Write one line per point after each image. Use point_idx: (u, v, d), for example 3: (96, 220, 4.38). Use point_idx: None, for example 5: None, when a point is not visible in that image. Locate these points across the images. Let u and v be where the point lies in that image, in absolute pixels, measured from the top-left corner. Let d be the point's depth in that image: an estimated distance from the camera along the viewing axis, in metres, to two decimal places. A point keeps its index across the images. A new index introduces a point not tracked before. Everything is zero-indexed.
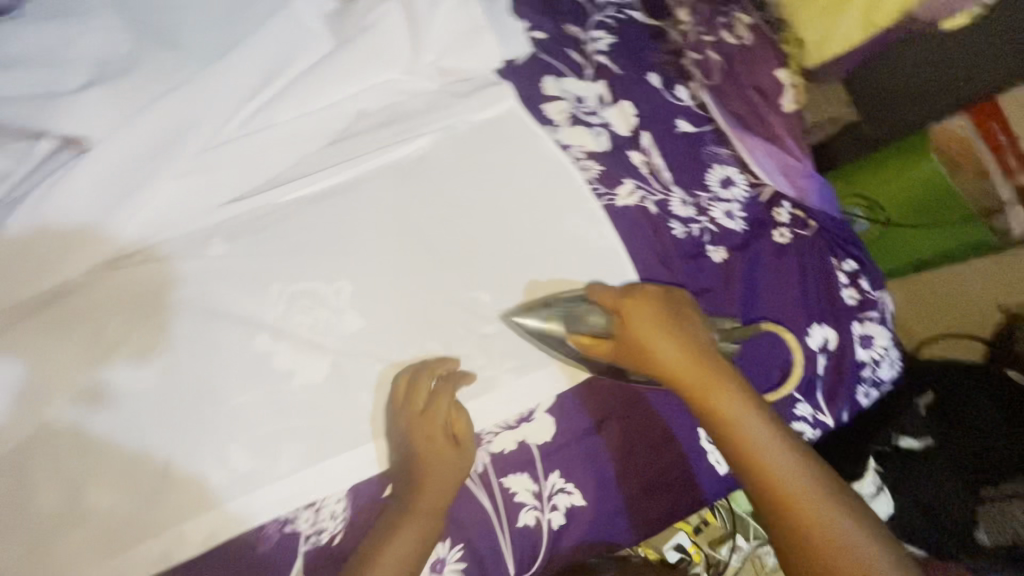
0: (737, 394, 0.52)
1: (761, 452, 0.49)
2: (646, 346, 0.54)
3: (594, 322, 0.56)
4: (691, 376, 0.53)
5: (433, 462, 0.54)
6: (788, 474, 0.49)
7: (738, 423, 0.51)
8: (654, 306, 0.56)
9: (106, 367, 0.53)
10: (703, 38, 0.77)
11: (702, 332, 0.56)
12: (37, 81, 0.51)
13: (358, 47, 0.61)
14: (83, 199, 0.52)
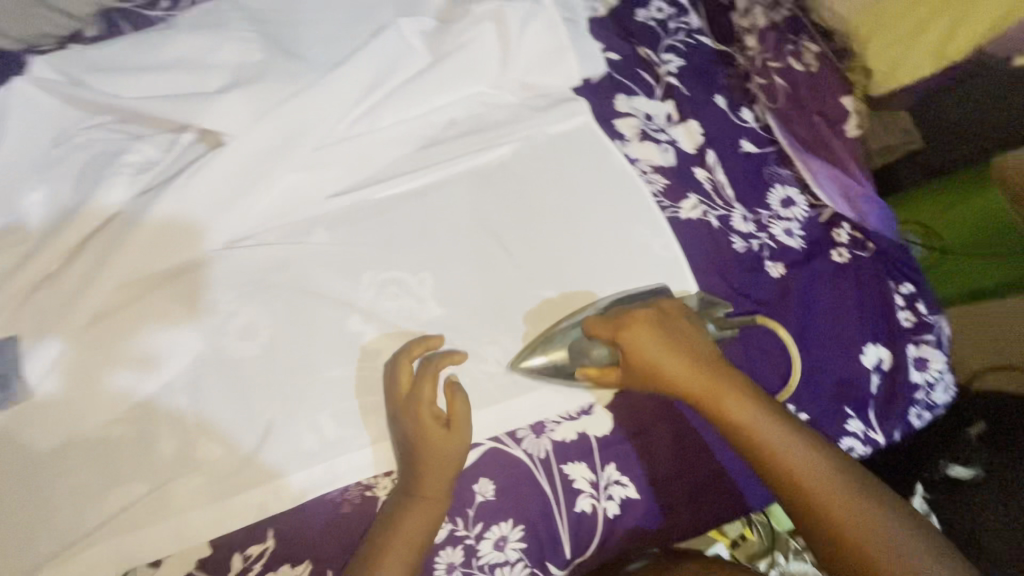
0: (749, 399, 0.56)
1: (778, 454, 0.53)
2: (651, 370, 0.57)
3: (601, 354, 0.60)
4: (700, 389, 0.57)
5: (431, 450, 0.55)
6: (807, 472, 0.52)
7: (754, 427, 0.54)
8: (646, 330, 0.58)
9: (221, 334, 0.58)
10: (770, 64, 0.79)
11: (707, 345, 0.59)
12: (188, 82, 0.59)
13: (453, 63, 0.67)
14: (214, 183, 0.57)
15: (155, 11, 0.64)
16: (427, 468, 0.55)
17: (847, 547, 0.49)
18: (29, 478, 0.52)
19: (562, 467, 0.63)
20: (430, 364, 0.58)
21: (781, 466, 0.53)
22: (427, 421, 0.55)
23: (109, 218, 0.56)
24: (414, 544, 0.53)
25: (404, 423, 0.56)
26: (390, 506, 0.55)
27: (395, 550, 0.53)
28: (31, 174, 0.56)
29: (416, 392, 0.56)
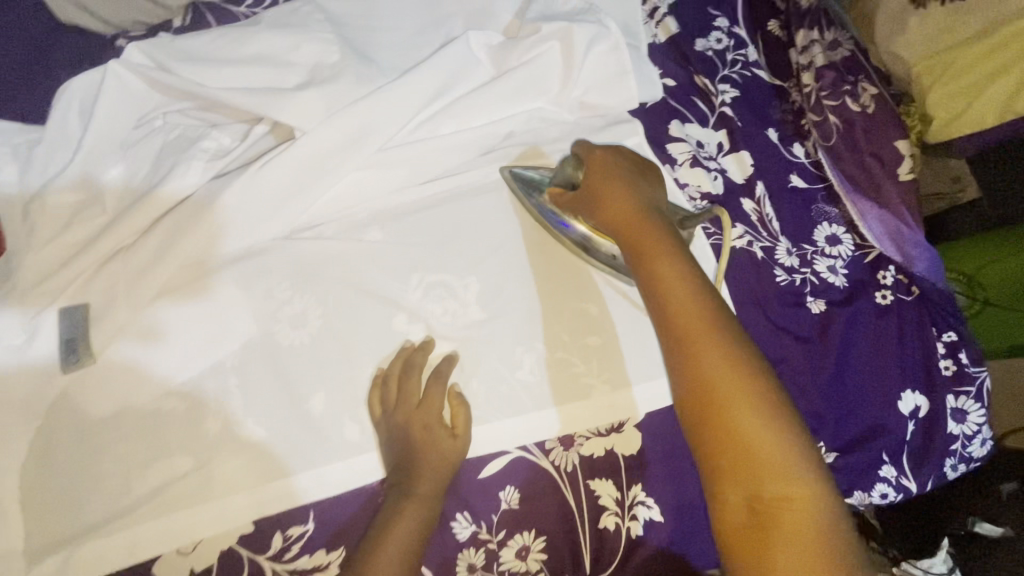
0: (679, 254, 0.49)
1: (682, 310, 0.46)
2: (599, 199, 0.55)
3: (568, 176, 0.60)
4: (629, 230, 0.52)
5: (433, 453, 0.57)
6: (709, 340, 0.44)
7: (669, 275, 0.48)
8: (609, 166, 0.56)
9: (273, 320, 0.60)
10: (825, 101, 0.79)
11: (654, 200, 0.55)
12: (267, 77, 0.62)
13: (516, 77, 0.69)
14: (284, 176, 0.60)
15: (239, 7, 0.68)
16: (426, 467, 0.56)
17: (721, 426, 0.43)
18: (83, 443, 0.54)
19: (589, 482, 0.63)
20: (434, 371, 0.60)
21: (684, 325, 0.46)
22: (431, 420, 0.58)
23: (180, 199, 0.58)
24: (408, 543, 0.53)
25: (406, 427, 0.57)
26: (385, 507, 0.55)
27: (391, 545, 0.53)
28: (115, 153, 0.59)
29: (422, 396, 0.59)
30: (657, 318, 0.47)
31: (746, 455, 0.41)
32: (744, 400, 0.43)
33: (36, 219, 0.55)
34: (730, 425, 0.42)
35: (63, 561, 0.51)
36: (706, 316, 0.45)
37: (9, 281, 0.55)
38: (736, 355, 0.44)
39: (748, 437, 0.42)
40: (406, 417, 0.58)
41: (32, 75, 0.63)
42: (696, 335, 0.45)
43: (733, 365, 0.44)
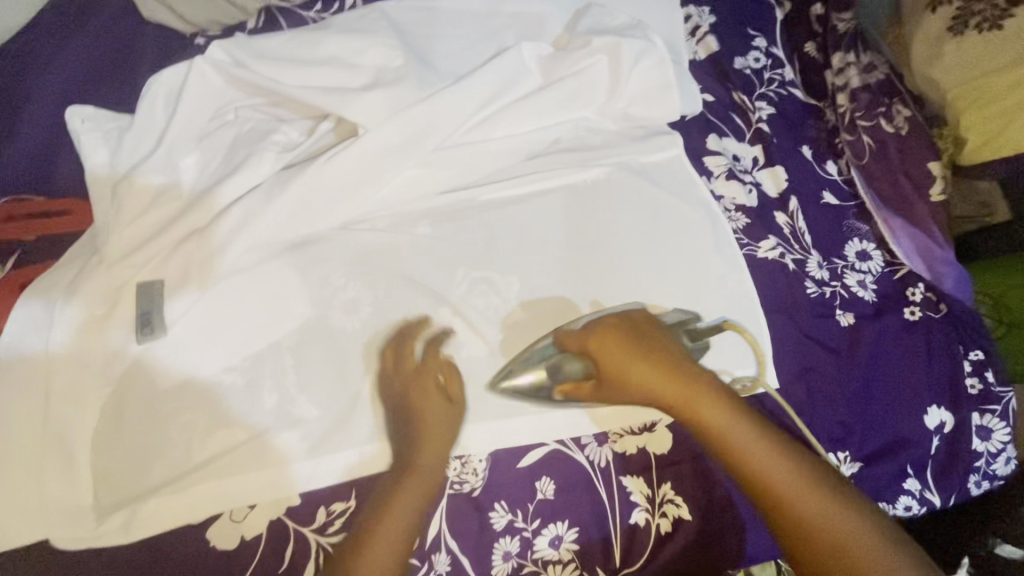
0: (714, 398, 0.55)
1: (767, 469, 0.52)
2: (623, 373, 0.55)
3: (574, 368, 0.57)
4: (666, 392, 0.55)
5: (430, 423, 0.58)
6: (775, 466, 0.53)
7: (720, 427, 0.54)
8: (612, 336, 0.57)
9: (328, 305, 0.63)
10: (859, 121, 0.82)
11: (672, 349, 0.58)
12: (335, 77, 0.66)
13: (564, 87, 0.73)
14: (348, 170, 0.64)
15: (309, 12, 0.72)
16: (426, 442, 0.57)
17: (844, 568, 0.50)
18: (150, 408, 0.57)
19: (620, 477, 0.65)
20: (428, 346, 0.62)
21: (751, 467, 0.53)
22: (427, 389, 0.59)
23: (251, 188, 0.62)
24: (406, 517, 0.55)
25: (404, 394, 0.59)
26: (387, 480, 0.57)
27: (391, 522, 0.54)
28: (191, 142, 0.63)
29: (416, 366, 0.61)
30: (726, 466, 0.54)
31: (849, 556, 0.50)
32: (832, 512, 0.51)
33: (122, 199, 0.58)
34: (824, 535, 0.50)
35: (129, 518, 0.54)
36: (765, 447, 0.53)
37: (96, 255, 0.58)
38: (797, 470, 0.53)
39: (839, 538, 0.50)
40: (404, 385, 0.60)
41: (122, 67, 0.67)
42: (766, 473, 0.52)
43: (798, 485, 0.52)
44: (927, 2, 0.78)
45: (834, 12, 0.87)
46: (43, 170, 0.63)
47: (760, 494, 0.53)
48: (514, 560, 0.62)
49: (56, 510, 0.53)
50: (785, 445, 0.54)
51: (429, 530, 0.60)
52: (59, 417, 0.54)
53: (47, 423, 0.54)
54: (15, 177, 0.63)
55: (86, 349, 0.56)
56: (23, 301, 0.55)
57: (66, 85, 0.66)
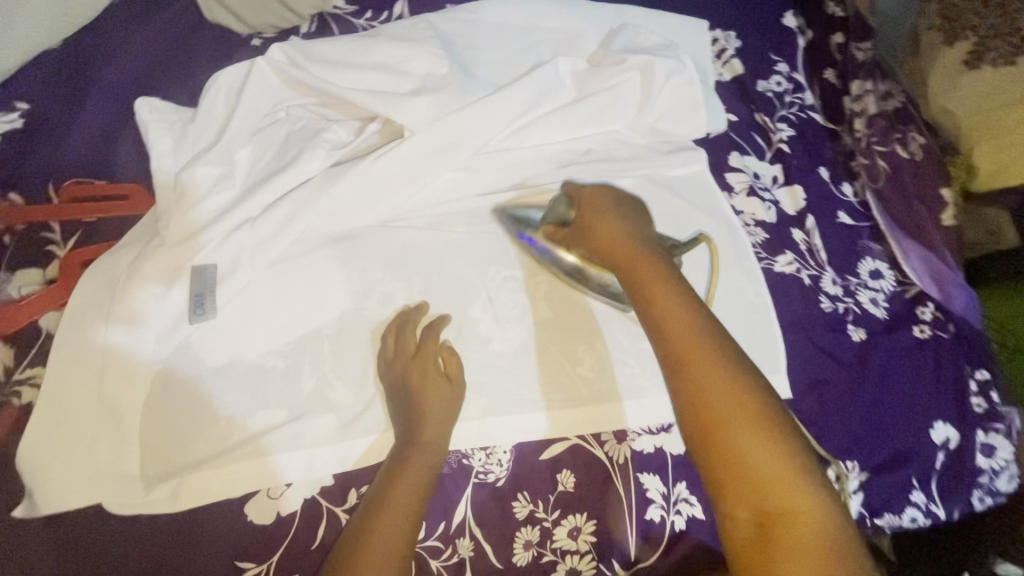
0: (667, 273, 0.53)
1: (687, 342, 0.49)
2: (591, 226, 0.58)
3: (561, 215, 0.64)
4: (618, 254, 0.56)
5: (430, 403, 0.60)
6: (709, 371, 0.48)
7: (671, 312, 0.51)
8: (602, 206, 0.60)
9: (367, 295, 0.66)
10: (875, 147, 0.86)
11: (642, 233, 0.58)
12: (384, 82, 0.70)
13: (596, 101, 0.77)
14: (392, 170, 0.67)
15: (359, 20, 0.76)
16: (424, 420, 0.59)
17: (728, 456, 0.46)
18: (198, 386, 0.60)
19: (637, 474, 0.67)
20: (428, 331, 0.64)
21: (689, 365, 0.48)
22: (428, 371, 0.61)
23: (302, 182, 0.66)
24: (416, 492, 0.56)
25: (404, 375, 0.61)
26: (392, 459, 0.58)
27: (399, 495, 0.55)
28: (245, 136, 0.66)
29: (417, 348, 0.62)
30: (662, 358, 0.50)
31: (730, 445, 0.46)
32: (740, 406, 0.47)
33: (184, 184, 0.62)
34: (730, 454, 0.46)
35: (176, 488, 0.56)
36: (713, 352, 0.49)
37: (155, 237, 0.61)
38: (735, 385, 0.47)
39: (750, 461, 0.46)
40: (405, 368, 0.61)
41: (182, 62, 0.71)
42: (700, 377, 0.48)
43: (714, 364, 0.48)
44: (944, 37, 0.84)
45: (855, 42, 0.91)
46: (102, 153, 0.65)
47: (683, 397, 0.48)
48: (534, 549, 0.64)
49: (106, 477, 0.55)
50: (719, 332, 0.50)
51: (455, 516, 0.63)
52: (113, 388, 0.57)
53: (101, 393, 0.56)
54: (75, 160, 0.64)
55: (140, 325, 0.58)
56: (87, 275, 0.59)
57: (128, 77, 0.69)
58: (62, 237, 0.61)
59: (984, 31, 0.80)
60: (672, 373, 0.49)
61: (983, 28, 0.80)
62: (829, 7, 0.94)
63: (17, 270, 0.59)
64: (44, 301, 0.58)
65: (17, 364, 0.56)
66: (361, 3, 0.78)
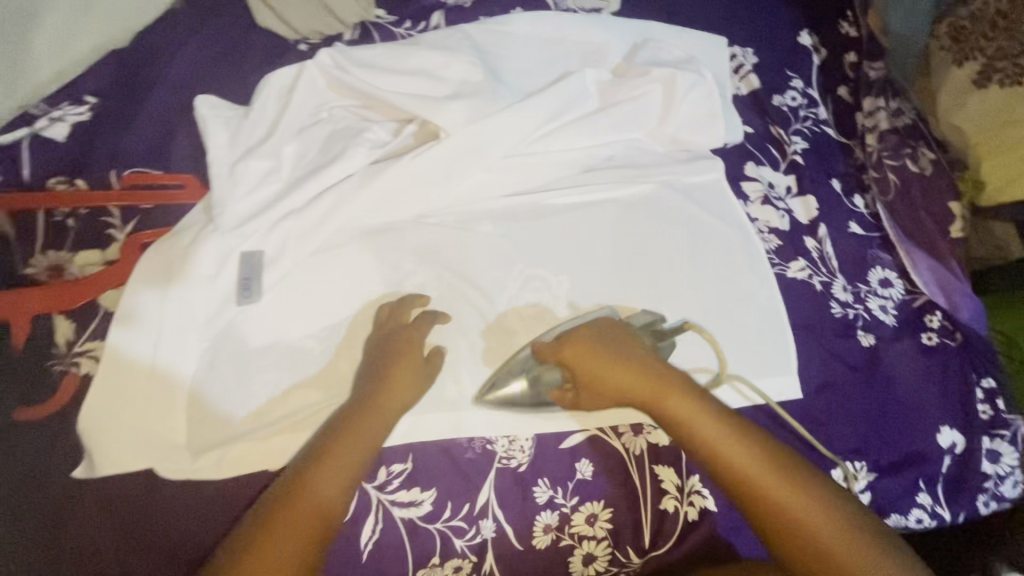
0: (687, 395, 0.61)
1: (738, 461, 0.58)
2: (598, 372, 0.63)
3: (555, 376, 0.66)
4: (640, 389, 0.62)
5: (403, 384, 0.61)
6: (769, 478, 0.57)
7: (725, 450, 0.58)
8: (590, 356, 0.63)
9: (399, 286, 0.70)
10: (886, 160, 0.89)
11: (646, 351, 0.65)
12: (422, 86, 0.74)
13: (620, 111, 0.81)
14: (427, 168, 0.71)
15: (399, 29, 0.81)
16: (387, 391, 0.60)
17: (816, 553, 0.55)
18: (242, 363, 0.63)
19: (653, 466, 0.70)
20: (418, 318, 0.66)
21: (752, 488, 0.57)
22: (409, 353, 0.63)
23: (344, 177, 0.70)
24: (365, 445, 0.57)
25: (385, 348, 0.63)
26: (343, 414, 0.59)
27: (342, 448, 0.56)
28: (291, 133, 0.71)
29: (401, 330, 0.65)
30: (731, 491, 0.58)
31: (814, 543, 0.55)
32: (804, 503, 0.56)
33: (237, 176, 0.66)
34: (816, 550, 0.55)
35: (221, 456, 0.60)
36: (764, 466, 0.58)
37: (209, 224, 0.65)
38: (793, 484, 0.57)
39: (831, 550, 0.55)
40: (387, 347, 0.63)
41: (236, 63, 0.76)
42: (769, 498, 0.57)
43: (766, 472, 0.57)
44: (953, 57, 0.86)
45: (866, 61, 0.95)
46: (160, 145, 0.70)
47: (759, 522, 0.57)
48: (553, 533, 0.67)
49: (157, 443, 0.59)
50: (751, 437, 0.59)
51: (478, 498, 0.65)
52: (166, 362, 0.61)
53: (153, 366, 0.60)
54: (134, 150, 0.69)
55: (192, 304, 0.62)
56: (144, 257, 0.63)
57: (184, 75, 0.74)
58: (121, 221, 0.66)
59: (993, 52, 0.82)
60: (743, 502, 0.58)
61: (993, 49, 0.82)
62: (842, 27, 0.99)
63: (79, 250, 0.64)
64: (103, 279, 0.62)
65: (77, 338, 0.61)
66: (401, 12, 0.82)
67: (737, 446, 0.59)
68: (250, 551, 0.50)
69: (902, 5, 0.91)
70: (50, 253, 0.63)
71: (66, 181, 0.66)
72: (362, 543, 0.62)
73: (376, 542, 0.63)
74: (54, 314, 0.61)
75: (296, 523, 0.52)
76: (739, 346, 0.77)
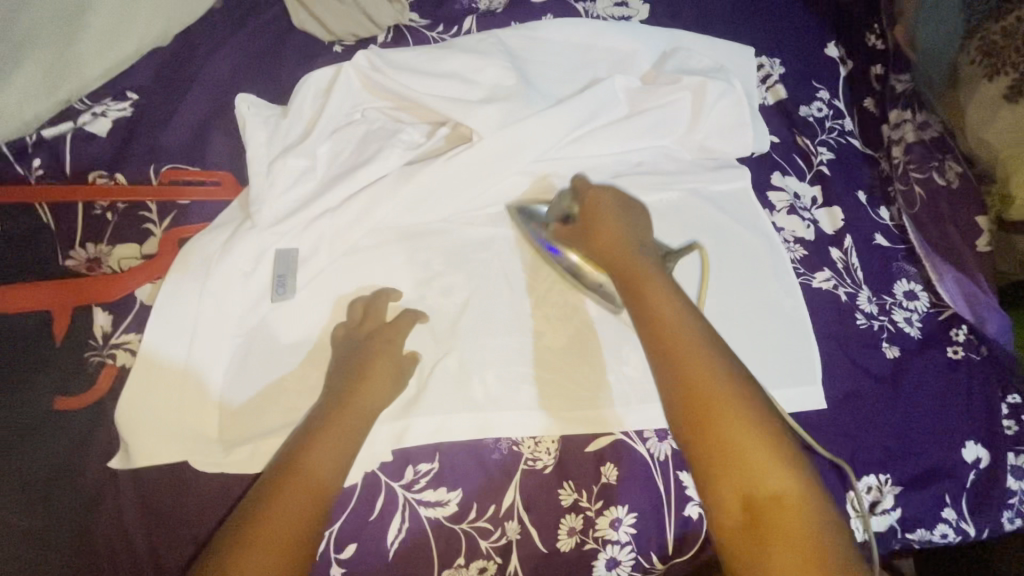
0: (657, 274, 0.57)
1: (676, 338, 0.53)
2: (589, 227, 0.62)
3: (567, 210, 0.67)
4: (613, 256, 0.59)
5: (371, 392, 0.59)
6: (702, 365, 0.51)
7: (690, 355, 0.51)
8: (608, 206, 0.63)
9: (429, 286, 0.71)
10: (912, 172, 0.89)
11: (634, 234, 0.61)
12: (456, 90, 0.75)
13: (649, 117, 0.82)
14: (459, 169, 0.72)
15: (432, 33, 0.82)
16: (360, 384, 0.60)
17: (721, 446, 0.48)
18: (274, 362, 0.64)
19: (678, 472, 0.70)
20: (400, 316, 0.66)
21: (679, 365, 0.51)
22: (380, 354, 0.62)
23: (379, 177, 0.71)
24: (348, 437, 0.56)
25: (363, 342, 0.63)
26: (319, 412, 0.58)
27: (323, 447, 0.55)
28: (327, 133, 0.72)
29: (377, 329, 0.65)
30: (654, 362, 0.53)
31: (725, 436, 0.49)
32: (727, 396, 0.50)
33: (275, 176, 0.67)
34: (725, 445, 0.48)
35: (250, 453, 0.60)
36: (715, 372, 0.51)
37: (246, 221, 0.66)
38: (726, 379, 0.51)
39: (742, 452, 0.48)
40: (357, 348, 0.63)
41: (272, 63, 0.77)
42: (705, 404, 0.49)
43: (702, 357, 0.51)
44: (984, 71, 0.85)
45: (893, 74, 0.95)
46: (198, 143, 0.71)
47: (694, 436, 0.49)
48: (577, 536, 0.67)
49: (190, 437, 0.60)
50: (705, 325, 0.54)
51: (504, 500, 0.66)
52: (199, 355, 0.61)
53: (186, 361, 0.61)
54: (173, 148, 0.70)
55: (228, 298, 0.63)
56: (181, 252, 0.64)
57: (222, 75, 0.75)
58: (158, 216, 0.66)
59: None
60: (666, 378, 0.52)
61: None
62: (870, 40, 0.99)
63: (116, 244, 0.65)
64: (140, 274, 0.63)
65: (112, 330, 0.62)
66: (434, 17, 0.84)
67: (685, 326, 0.53)
68: (251, 530, 0.48)
69: (929, 20, 0.93)
70: (89, 246, 0.64)
71: (106, 176, 0.67)
72: (389, 542, 0.63)
73: (402, 540, 0.63)
74: (92, 307, 0.62)
75: (291, 505, 0.50)
76: (765, 353, 0.77)
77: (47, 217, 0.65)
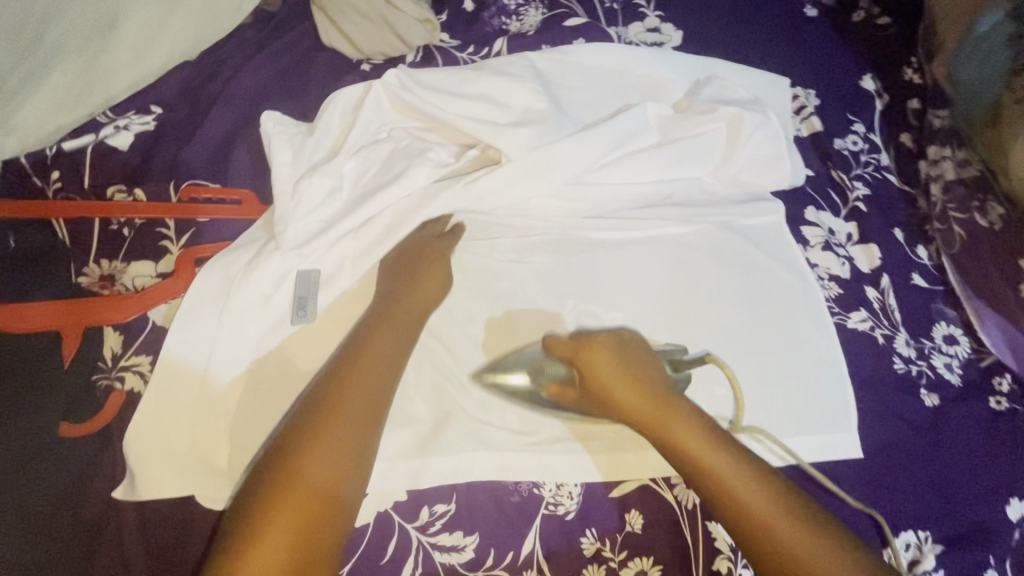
0: (689, 419, 0.59)
1: (736, 494, 0.55)
2: (600, 387, 0.60)
3: (557, 370, 0.63)
4: (639, 409, 0.59)
5: (360, 384, 0.55)
6: (769, 516, 0.54)
7: (755, 510, 0.55)
8: (605, 358, 0.61)
9: (451, 317, 0.69)
10: (951, 213, 0.86)
11: (650, 369, 0.62)
12: (487, 111, 0.73)
13: (681, 146, 0.79)
14: (483, 193, 0.70)
15: (462, 54, 0.80)
16: (348, 381, 0.55)
17: None
18: (287, 391, 0.61)
19: (705, 522, 0.65)
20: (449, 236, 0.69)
21: (745, 518, 0.55)
22: (371, 351, 0.57)
23: (403, 199, 0.68)
24: (347, 434, 0.52)
25: (372, 320, 0.61)
26: (308, 406, 0.53)
27: (321, 446, 0.50)
28: (352, 151, 0.70)
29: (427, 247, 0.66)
30: (723, 519, 0.56)
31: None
32: (800, 539, 0.53)
33: (300, 193, 0.65)
34: None
35: None
36: (778, 516, 0.54)
37: (271, 241, 0.64)
38: (792, 520, 0.54)
39: None
40: (358, 342, 0.58)
41: (299, 80, 0.76)
42: (780, 551, 0.53)
43: (766, 506, 0.55)
44: None
45: (931, 109, 0.93)
46: (220, 159, 0.69)
47: None
48: None
49: (200, 469, 0.58)
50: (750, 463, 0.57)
51: (523, 546, 0.62)
52: (216, 381, 0.59)
53: (202, 386, 0.59)
54: (194, 164, 0.68)
55: (247, 321, 0.61)
56: (201, 274, 0.61)
57: (252, 91, 0.74)
58: (176, 234, 0.64)
59: None
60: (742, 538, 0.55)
61: None
62: (906, 74, 0.97)
63: (131, 261, 0.63)
64: (155, 294, 0.61)
65: (123, 351, 0.60)
66: (464, 38, 0.82)
67: (740, 476, 0.56)
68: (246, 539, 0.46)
69: (971, 57, 0.90)
70: (103, 262, 0.63)
71: (125, 191, 0.66)
72: None
73: None
74: (104, 327, 0.60)
75: (288, 518, 0.47)
76: (798, 398, 0.73)
77: (62, 233, 0.63)
